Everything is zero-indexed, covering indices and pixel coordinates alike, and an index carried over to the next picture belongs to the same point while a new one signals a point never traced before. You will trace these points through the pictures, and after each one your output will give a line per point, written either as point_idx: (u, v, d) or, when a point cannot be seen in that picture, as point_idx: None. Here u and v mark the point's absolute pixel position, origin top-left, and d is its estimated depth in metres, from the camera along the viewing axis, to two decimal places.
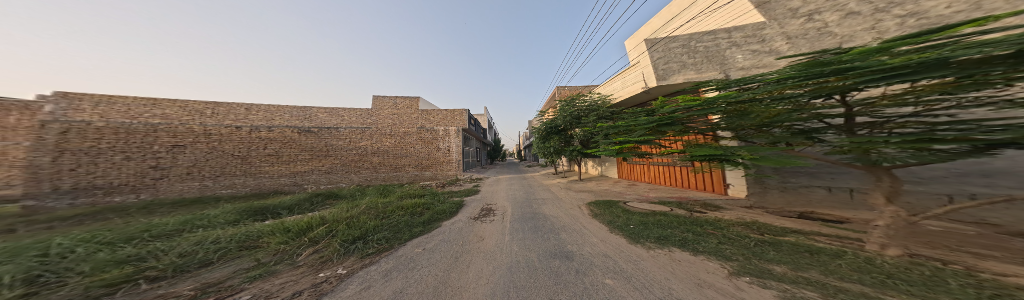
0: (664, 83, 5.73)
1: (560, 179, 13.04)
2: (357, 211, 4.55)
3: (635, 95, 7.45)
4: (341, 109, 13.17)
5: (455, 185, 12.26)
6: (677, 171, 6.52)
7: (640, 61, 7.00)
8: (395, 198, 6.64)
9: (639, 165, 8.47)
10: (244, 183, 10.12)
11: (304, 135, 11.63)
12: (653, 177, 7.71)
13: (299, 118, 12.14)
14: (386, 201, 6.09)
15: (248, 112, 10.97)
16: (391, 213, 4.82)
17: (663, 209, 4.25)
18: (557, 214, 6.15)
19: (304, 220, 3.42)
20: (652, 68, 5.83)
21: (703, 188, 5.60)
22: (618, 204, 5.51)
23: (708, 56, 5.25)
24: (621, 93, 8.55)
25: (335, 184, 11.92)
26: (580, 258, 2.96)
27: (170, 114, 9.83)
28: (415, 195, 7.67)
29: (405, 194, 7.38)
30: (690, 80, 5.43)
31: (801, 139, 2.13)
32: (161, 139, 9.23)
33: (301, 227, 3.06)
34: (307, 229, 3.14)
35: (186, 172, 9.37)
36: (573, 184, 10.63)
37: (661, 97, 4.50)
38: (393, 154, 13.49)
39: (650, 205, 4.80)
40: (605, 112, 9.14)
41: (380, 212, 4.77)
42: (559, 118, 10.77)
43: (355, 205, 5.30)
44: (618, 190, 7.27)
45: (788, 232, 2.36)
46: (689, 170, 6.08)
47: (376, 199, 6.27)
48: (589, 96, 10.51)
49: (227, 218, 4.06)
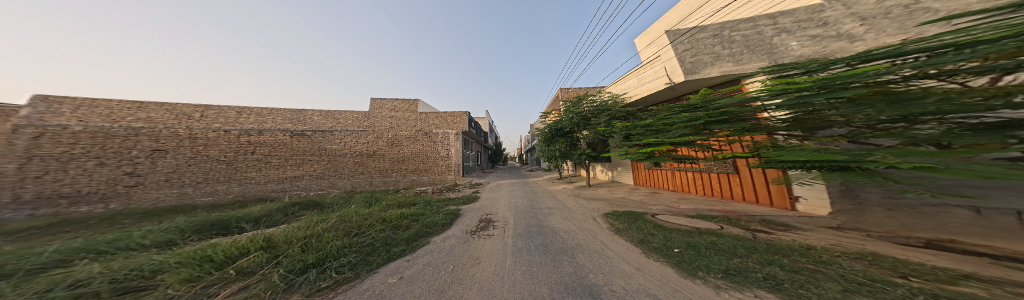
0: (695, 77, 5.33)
1: (567, 185, 12.23)
2: (328, 226, 3.76)
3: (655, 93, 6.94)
4: (337, 112, 12.69)
5: (453, 192, 11.59)
6: (717, 178, 5.87)
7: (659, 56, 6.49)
8: (380, 208, 5.88)
9: (657, 170, 7.82)
10: (227, 189, 9.44)
11: (297, 138, 11.08)
12: (679, 186, 7.04)
13: (292, 121, 11.55)
14: (369, 212, 5.35)
15: (239, 115, 10.45)
16: (366, 229, 3.98)
17: (710, 226, 3.43)
18: (568, 228, 5.33)
19: (244, 242, 2.66)
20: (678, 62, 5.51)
21: (757, 199, 4.95)
22: (643, 217, 4.67)
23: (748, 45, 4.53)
24: (637, 91, 7.97)
25: (326, 189, 11.29)
26: (611, 298, 2.10)
27: (155, 116, 9.30)
28: (406, 203, 6.93)
29: (394, 203, 6.65)
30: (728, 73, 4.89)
31: (974, 140, 1.13)
32: (142, 143, 8.63)
33: (228, 255, 2.31)
34: (240, 256, 2.41)
35: (165, 179, 8.64)
36: (582, 191, 9.79)
37: (706, 88, 3.62)
38: (389, 158, 12.91)
39: (687, 219, 3.96)
40: (618, 112, 8.36)
41: (355, 227, 3.95)
42: (564, 120, 10.09)
43: (332, 217, 4.55)
44: (638, 199, 6.40)
45: (957, 279, 1.53)
46: (734, 177, 5.46)
47: (359, 209, 5.52)
48: (598, 95, 9.83)
49: (163, 238, 3.30)
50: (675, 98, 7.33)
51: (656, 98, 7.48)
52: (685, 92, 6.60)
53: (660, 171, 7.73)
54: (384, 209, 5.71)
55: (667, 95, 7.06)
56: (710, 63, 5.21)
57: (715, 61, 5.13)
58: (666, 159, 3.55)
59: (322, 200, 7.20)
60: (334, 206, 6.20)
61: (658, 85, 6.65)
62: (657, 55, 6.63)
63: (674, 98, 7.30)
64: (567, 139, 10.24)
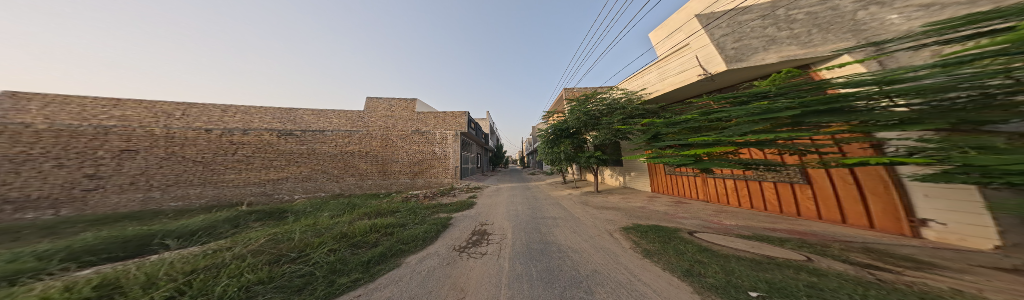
0: (741, 65, 4.44)
1: (572, 190, 11.23)
2: (251, 249, 2.88)
3: (680, 88, 6.09)
4: (330, 112, 11.96)
5: (447, 196, 10.76)
6: (780, 189, 4.83)
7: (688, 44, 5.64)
8: (353, 218, 4.95)
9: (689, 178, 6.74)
10: (200, 193, 8.62)
11: (284, 139, 10.35)
12: (719, 196, 6.03)
13: (281, 120, 10.62)
14: (334, 224, 4.42)
15: (223, 113, 9.62)
16: (310, 250, 3.12)
17: (794, 256, 2.33)
18: (579, 248, 4.30)
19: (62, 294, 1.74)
20: (715, 47, 4.62)
21: (846, 218, 3.89)
22: (679, 235, 3.63)
23: (817, 24, 3.65)
24: (656, 86, 7.05)
25: (312, 193, 10.54)
26: None
27: (131, 114, 8.26)
28: (387, 211, 6.02)
29: (373, 212, 5.71)
30: (789, 57, 3.96)
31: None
32: (110, 143, 7.79)
33: None
34: None
35: (130, 182, 7.84)
36: (591, 199, 8.75)
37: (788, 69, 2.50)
38: (382, 159, 12.23)
39: (746, 242, 2.88)
40: (634, 109, 7.42)
41: (292, 249, 3.06)
42: (570, 120, 9.26)
43: (281, 232, 3.62)
44: (663, 211, 5.36)
45: None
46: (806, 188, 4.44)
47: (327, 219, 4.61)
48: (609, 92, 8.93)
49: (14, 270, 2.38)
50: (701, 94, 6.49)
51: (680, 93, 6.58)
52: (717, 86, 5.68)
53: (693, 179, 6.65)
54: (356, 220, 4.75)
55: (694, 90, 6.16)
56: (759, 48, 4.30)
57: (768, 44, 4.19)
58: (714, 163, 2.57)
59: (293, 206, 6.30)
60: (300, 215, 5.27)
61: (685, 78, 5.82)
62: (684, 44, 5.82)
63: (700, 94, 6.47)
64: (572, 141, 9.42)
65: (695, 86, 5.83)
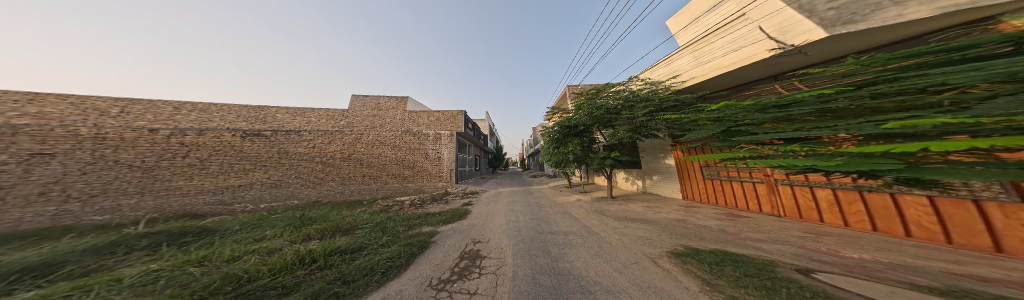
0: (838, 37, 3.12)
1: (580, 195, 9.88)
2: None
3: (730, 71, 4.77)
4: (309, 110, 10.53)
5: (437, 203, 9.37)
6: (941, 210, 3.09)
7: (749, 14, 4.41)
8: (287, 244, 3.57)
9: (747, 185, 5.35)
10: (136, 205, 7.16)
11: (250, 140, 8.94)
12: (792, 209, 4.59)
13: (249, 119, 9.16)
14: (238, 259, 3.00)
15: (174, 111, 8.09)
16: None
17: None
18: (614, 285, 2.91)
19: None
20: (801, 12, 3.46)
21: None
22: (784, 277, 2.25)
23: None
24: (691, 73, 5.67)
25: (283, 201, 9.16)
26: None
27: (50, 111, 6.77)
28: (345, 229, 4.60)
29: (322, 231, 4.29)
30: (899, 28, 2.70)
31: None
32: (19, 145, 6.36)
33: None
34: None
35: (40, 192, 6.36)
36: (607, 207, 7.39)
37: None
38: (367, 162, 10.90)
39: None
40: (663, 102, 6.26)
41: None
42: (580, 116, 7.95)
43: (113, 292, 2.11)
44: (716, 228, 3.98)
45: None
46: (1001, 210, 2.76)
47: (231, 251, 3.17)
48: (625, 84, 7.66)
49: None
50: (750, 82, 5.26)
51: (726, 79, 5.24)
52: (789, 67, 4.36)
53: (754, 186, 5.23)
54: (287, 247, 3.39)
55: (749, 74, 4.86)
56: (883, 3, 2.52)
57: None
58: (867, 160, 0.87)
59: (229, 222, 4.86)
60: (220, 238, 3.83)
61: (739, 59, 4.54)
62: (738, 15, 4.63)
63: (750, 82, 5.23)
64: (581, 140, 8.11)
65: (757, 67, 4.51)
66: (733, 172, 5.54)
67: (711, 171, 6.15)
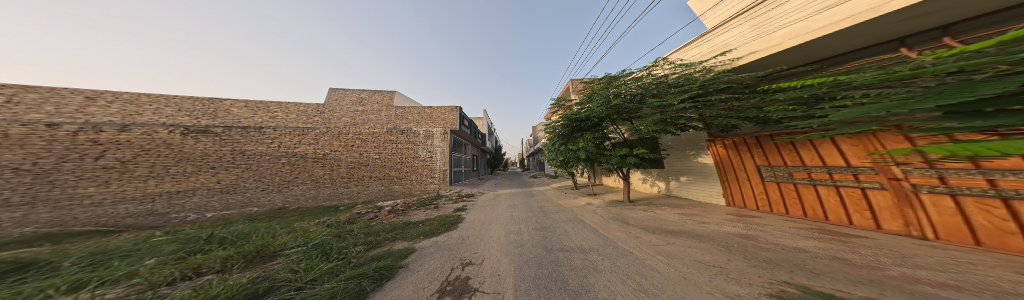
0: None
1: (592, 198, 8.51)
2: None
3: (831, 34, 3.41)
4: (274, 103, 8.87)
5: (426, 209, 7.86)
6: None
7: None
8: (126, 293, 2.11)
9: (847, 192, 3.80)
10: (27, 218, 5.64)
11: (194, 138, 7.32)
12: (946, 231, 3.03)
13: (192, 113, 7.51)
14: None
15: (87, 101, 6.44)
16: None
17: None
18: None
19: None
20: None
21: None
22: None
23: None
24: (751, 47, 4.36)
25: (237, 208, 7.53)
26: None
27: None
28: (258, 257, 3.10)
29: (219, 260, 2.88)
30: None
31: None
32: None
33: None
34: None
35: None
36: (629, 214, 6.03)
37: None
38: (345, 162, 9.37)
39: None
40: (706, 84, 4.88)
41: None
42: (593, 108, 6.52)
43: None
44: (823, 254, 2.65)
45: None
46: None
47: None
48: (647, 70, 6.30)
49: None
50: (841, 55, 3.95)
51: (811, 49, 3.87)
52: (931, 23, 3.02)
53: (864, 193, 3.64)
54: None
55: (852, 39, 3.50)
56: None
57: None
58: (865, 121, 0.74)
59: (80, 251, 3.19)
60: (15, 285, 2.25)
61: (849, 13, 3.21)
62: None
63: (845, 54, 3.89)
64: (594, 135, 6.64)
65: (879, 25, 3.16)
66: (817, 173, 4.08)
67: (776, 172, 4.63)
